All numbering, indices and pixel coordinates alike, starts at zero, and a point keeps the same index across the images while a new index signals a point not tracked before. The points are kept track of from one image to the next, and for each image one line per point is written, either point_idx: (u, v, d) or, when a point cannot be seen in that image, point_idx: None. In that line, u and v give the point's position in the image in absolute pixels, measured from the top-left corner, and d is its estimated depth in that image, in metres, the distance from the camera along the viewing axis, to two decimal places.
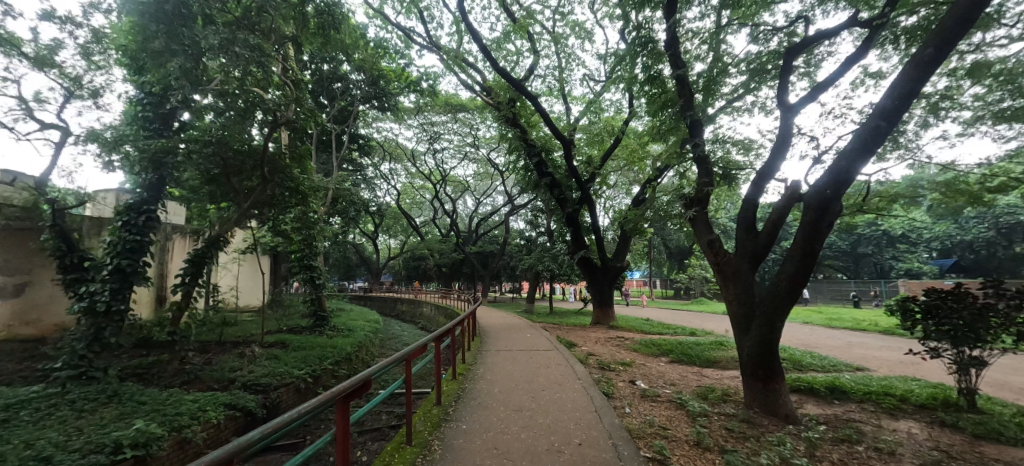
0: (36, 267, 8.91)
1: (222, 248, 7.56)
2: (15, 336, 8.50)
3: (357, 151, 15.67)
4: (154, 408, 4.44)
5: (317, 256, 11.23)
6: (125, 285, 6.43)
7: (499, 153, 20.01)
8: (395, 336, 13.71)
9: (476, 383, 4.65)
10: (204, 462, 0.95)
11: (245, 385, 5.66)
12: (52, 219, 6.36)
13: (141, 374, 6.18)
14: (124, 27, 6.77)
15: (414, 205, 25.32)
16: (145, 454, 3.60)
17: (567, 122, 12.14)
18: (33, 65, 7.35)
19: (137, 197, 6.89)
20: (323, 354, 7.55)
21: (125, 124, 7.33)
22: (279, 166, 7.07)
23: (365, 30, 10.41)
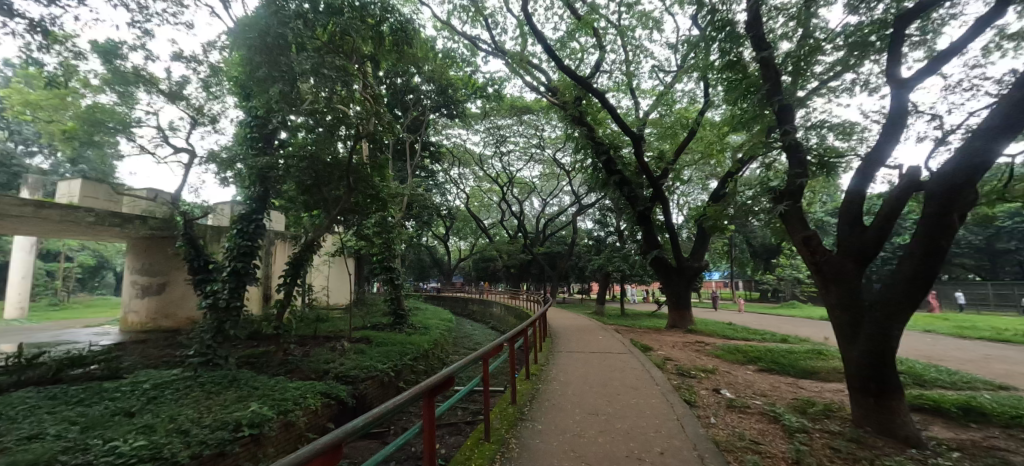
0: (172, 269, 10.60)
1: (316, 252, 8.37)
2: (159, 327, 10.41)
3: (428, 158, 16.47)
4: (264, 393, 5.03)
5: (396, 258, 11.97)
6: (240, 285, 7.38)
7: (565, 153, 19.85)
8: (468, 335, 14.15)
9: (550, 384, 4.62)
10: (325, 441, 1.04)
11: (337, 376, 6.19)
12: (184, 228, 7.47)
13: (253, 362, 7.03)
14: (234, 61, 7.81)
15: (482, 207, 25.98)
16: (257, 433, 4.09)
17: (636, 117, 11.70)
18: (169, 99, 8.75)
19: (248, 207, 7.86)
20: (402, 350, 8.03)
21: (237, 145, 8.41)
22: (362, 175, 7.66)
23: (434, 43, 10.95)
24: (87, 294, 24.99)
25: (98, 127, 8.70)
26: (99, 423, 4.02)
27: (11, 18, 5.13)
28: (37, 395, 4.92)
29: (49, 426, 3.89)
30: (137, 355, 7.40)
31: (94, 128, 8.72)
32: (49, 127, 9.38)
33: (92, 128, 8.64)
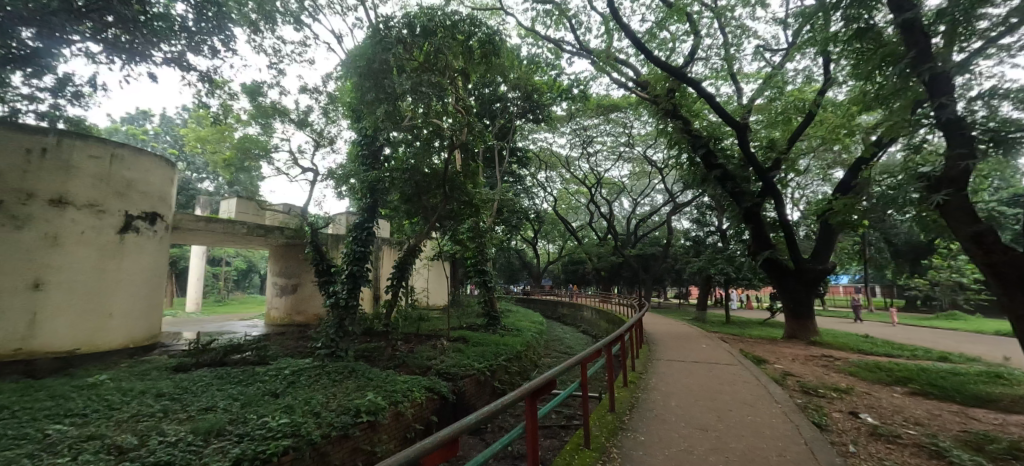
0: (303, 272, 12.24)
1: (418, 256, 9.04)
2: (293, 321, 12.11)
3: (516, 163, 16.83)
4: (378, 385, 5.55)
5: (488, 261, 12.40)
6: (356, 286, 8.29)
7: (657, 149, 18.81)
8: (558, 338, 14.08)
9: (650, 394, 4.38)
10: (444, 435, 1.09)
11: (439, 372, 6.60)
12: (310, 236, 8.60)
13: (368, 355, 7.81)
14: (348, 88, 8.85)
15: (570, 210, 25.76)
16: (372, 420, 4.54)
17: (739, 104, 10.67)
18: (299, 125, 10.21)
19: (361, 217, 8.80)
20: (497, 351, 8.29)
21: (350, 162, 9.46)
22: (457, 183, 8.11)
23: (519, 50, 11.20)
24: (240, 292, 30.09)
25: (247, 154, 10.46)
26: (255, 401, 4.80)
27: (189, 73, 6.90)
28: (209, 375, 6.04)
29: (219, 401, 4.76)
30: (278, 345, 8.69)
31: (245, 155, 10.50)
32: (214, 157, 11.52)
33: (244, 155, 10.42)
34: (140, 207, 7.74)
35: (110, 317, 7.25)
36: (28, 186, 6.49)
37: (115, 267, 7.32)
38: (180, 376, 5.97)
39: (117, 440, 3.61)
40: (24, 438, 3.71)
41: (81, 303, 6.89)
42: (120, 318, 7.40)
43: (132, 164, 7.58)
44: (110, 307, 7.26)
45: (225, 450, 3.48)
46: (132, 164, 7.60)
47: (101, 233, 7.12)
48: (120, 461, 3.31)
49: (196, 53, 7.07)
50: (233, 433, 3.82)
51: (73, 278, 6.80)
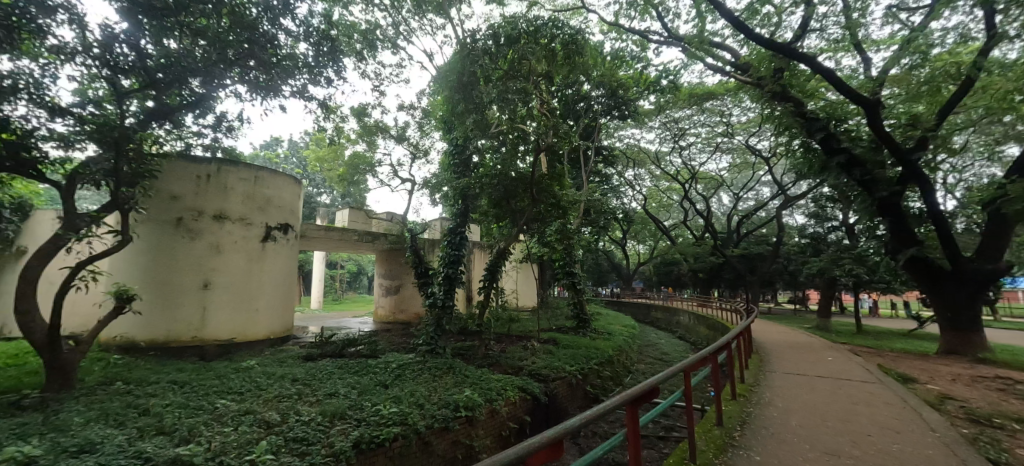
0: (404, 274, 13.36)
1: (507, 258, 9.27)
2: (397, 319, 13.26)
3: (602, 162, 16.42)
4: (474, 382, 5.82)
5: (576, 263, 12.26)
6: (451, 287, 8.81)
7: (762, 136, 16.95)
8: (653, 344, 13.35)
9: (764, 410, 3.95)
10: (551, 437, 1.11)
11: (531, 373, 6.70)
12: (410, 241, 9.33)
13: (464, 353, 8.21)
14: (440, 102, 9.45)
15: (661, 208, 24.41)
16: (470, 416, 4.78)
17: (866, 77, 9.17)
18: (398, 140, 11.16)
19: (454, 223, 9.32)
20: (588, 354, 8.15)
21: (443, 171, 10.06)
22: (543, 186, 8.06)
23: (602, 46, 10.93)
24: (352, 292, 33.63)
25: (356, 170, 11.72)
26: (368, 390, 5.34)
27: (310, 103, 7.95)
28: (331, 365, 6.87)
29: (340, 388, 5.38)
30: (385, 341, 9.56)
31: (355, 170, 11.78)
32: (331, 174, 13.12)
33: (355, 170, 11.70)
34: (276, 219, 9.11)
35: (257, 312, 8.65)
36: (198, 205, 8.00)
37: (259, 270, 8.70)
38: (309, 365, 6.88)
39: (265, 416, 4.28)
40: (201, 409, 4.59)
41: (236, 300, 8.30)
42: (264, 312, 8.78)
43: (269, 183, 8.96)
44: (256, 304, 8.65)
45: (346, 432, 3.93)
46: (269, 183, 8.98)
47: (249, 242, 8.53)
48: (268, 433, 3.93)
49: (316, 84, 8.11)
50: (352, 418, 4.30)
51: (230, 279, 8.24)
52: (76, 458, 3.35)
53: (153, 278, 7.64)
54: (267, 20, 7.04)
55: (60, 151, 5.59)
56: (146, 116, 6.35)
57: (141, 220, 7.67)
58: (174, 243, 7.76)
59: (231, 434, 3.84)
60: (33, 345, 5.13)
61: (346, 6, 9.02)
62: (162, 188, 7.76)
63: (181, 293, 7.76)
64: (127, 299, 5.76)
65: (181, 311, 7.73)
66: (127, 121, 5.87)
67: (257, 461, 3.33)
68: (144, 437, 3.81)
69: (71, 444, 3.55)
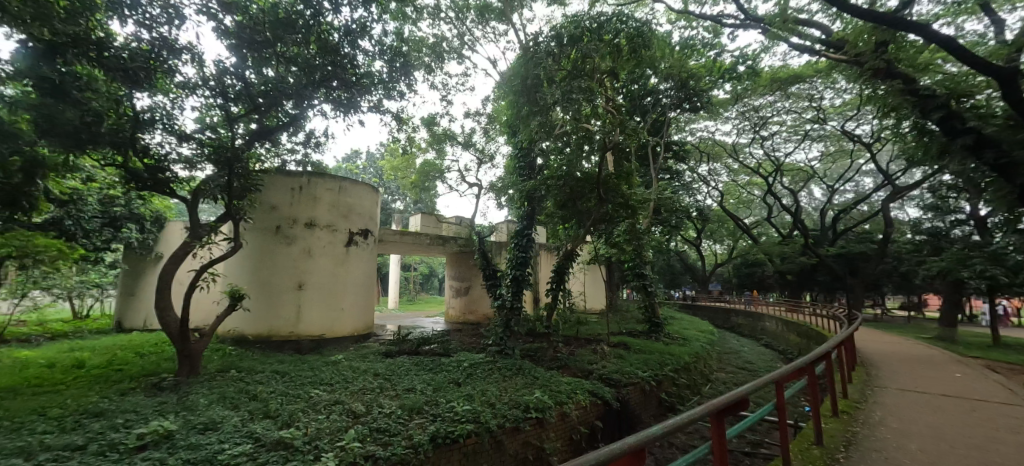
0: (473, 276, 13.78)
1: (574, 260, 9.16)
2: (467, 320, 13.71)
3: (672, 158, 15.63)
4: (543, 384, 5.82)
5: (647, 264, 11.78)
6: (519, 289, 8.96)
7: (861, 120, 15.03)
8: (735, 351, 12.38)
9: (873, 429, 3.49)
10: (631, 445, 1.07)
11: (602, 377, 6.55)
12: (479, 244, 9.60)
13: (533, 354, 8.26)
14: (504, 107, 9.64)
15: (740, 204, 22.62)
16: (540, 417, 4.79)
17: (1000, 42, 7.74)
18: (465, 146, 11.55)
19: (521, 225, 9.45)
20: (662, 360, 7.79)
21: (509, 175, 10.23)
22: (610, 185, 7.86)
23: (670, 37, 10.42)
24: (425, 292, 35.23)
25: (427, 177, 12.33)
26: (443, 387, 5.58)
27: (385, 115, 8.52)
28: (408, 361, 7.27)
29: (417, 384, 5.68)
30: (457, 340, 9.93)
31: (427, 177, 12.38)
32: (405, 181, 13.93)
33: (426, 177, 12.33)
34: (358, 225, 9.85)
35: (343, 310, 9.43)
36: (293, 214, 8.93)
37: (345, 272, 9.48)
38: (388, 361, 7.35)
39: (352, 407, 4.65)
40: (300, 397, 5.11)
41: (326, 299, 9.12)
42: (349, 311, 9.54)
43: (351, 192, 9.73)
44: (343, 303, 9.43)
45: (423, 426, 4.14)
46: (351, 191, 9.75)
47: (335, 246, 9.34)
48: (354, 423, 4.26)
49: (390, 98, 8.65)
50: (428, 413, 4.51)
51: (320, 280, 9.07)
52: (203, 434, 3.90)
53: (258, 279, 8.66)
54: (348, 43, 7.70)
55: (185, 171, 6.52)
56: (251, 137, 7.22)
57: (248, 229, 8.75)
58: (274, 248, 8.74)
59: (323, 421, 4.23)
60: (169, 336, 6.06)
61: (415, 22, 9.55)
62: (265, 200, 8.79)
63: (280, 293, 8.70)
64: (239, 298, 6.59)
65: (281, 309, 8.67)
66: (236, 142, 6.69)
67: (345, 447, 3.62)
68: (254, 420, 4.32)
69: (199, 421, 4.14)
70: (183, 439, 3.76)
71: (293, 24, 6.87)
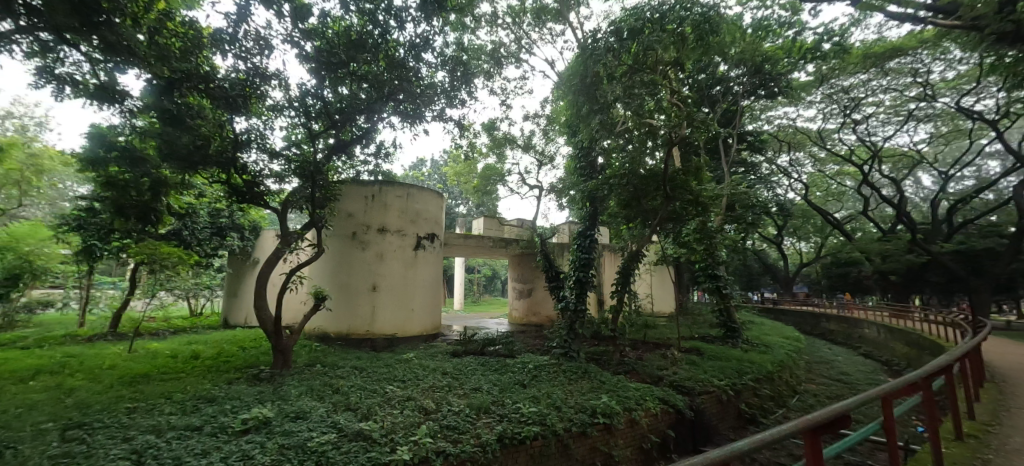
0: (536, 278, 13.81)
1: (640, 261, 8.82)
2: (531, 322, 13.76)
3: (747, 150, 14.49)
4: (611, 389, 5.67)
5: (721, 265, 11.03)
6: (583, 291, 8.84)
7: (984, 94, 12.86)
8: (827, 361, 11.14)
9: (1011, 458, 2.96)
10: (714, 459, 0.99)
11: (673, 384, 6.25)
12: (541, 246, 9.58)
13: (598, 358, 8.08)
14: (563, 108, 9.57)
15: (829, 197, 20.38)
16: (608, 423, 4.66)
17: None
18: (526, 148, 11.62)
19: (583, 226, 9.33)
20: (741, 368, 7.24)
21: (570, 175, 10.12)
22: (678, 182, 7.47)
23: (741, 19, 9.67)
24: (489, 294, 35.92)
25: (489, 181, 12.59)
26: (508, 387, 5.66)
27: (447, 123, 8.85)
28: (475, 361, 7.46)
29: (484, 383, 5.81)
30: (521, 342, 9.99)
31: (488, 181, 12.63)
32: (468, 186, 14.33)
33: (488, 181, 12.59)
34: (425, 230, 10.31)
35: (413, 311, 9.92)
36: (367, 221, 9.58)
37: (414, 274, 9.97)
38: (456, 360, 7.59)
39: (423, 403, 4.86)
40: (376, 392, 5.46)
41: (397, 300, 9.65)
42: (418, 312, 10.01)
43: (418, 198, 10.21)
44: (413, 304, 9.92)
45: (491, 426, 4.22)
46: (419, 197, 10.23)
47: (405, 250, 9.85)
48: (426, 419, 4.45)
49: (453, 107, 8.96)
50: (495, 413, 4.60)
51: (392, 283, 9.61)
52: (294, 422, 4.30)
53: (338, 282, 9.40)
54: (412, 57, 8.11)
55: (275, 185, 7.24)
56: (330, 151, 7.84)
57: (329, 235, 9.53)
58: (351, 253, 9.43)
59: (398, 416, 4.48)
60: (266, 333, 6.76)
61: (474, 31, 9.84)
62: (342, 209, 9.52)
63: (357, 294, 9.36)
64: (322, 299, 7.17)
65: (358, 309, 9.33)
66: (317, 156, 7.33)
67: (418, 442, 3.80)
68: (337, 411, 4.68)
69: (291, 410, 4.57)
70: (278, 425, 4.18)
71: (363, 44, 7.43)
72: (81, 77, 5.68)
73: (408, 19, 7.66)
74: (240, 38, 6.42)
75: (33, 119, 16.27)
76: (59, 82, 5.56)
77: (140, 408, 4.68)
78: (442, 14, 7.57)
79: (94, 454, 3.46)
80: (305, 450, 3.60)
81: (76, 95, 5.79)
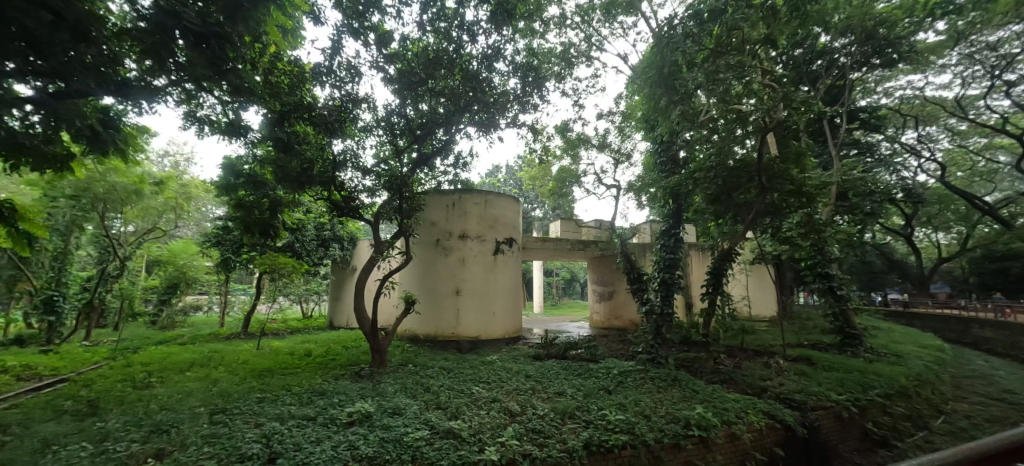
0: (616, 280, 13.37)
1: (733, 260, 8.09)
2: (613, 326, 13.34)
3: (860, 129, 12.61)
4: (705, 399, 5.27)
5: (833, 262, 9.71)
6: (669, 293, 8.37)
7: None
8: (982, 376, 9.22)
9: None
10: None
11: (779, 397, 5.63)
12: (620, 247, 9.25)
13: (690, 365, 7.56)
14: (638, 102, 9.17)
15: (976, 177, 16.90)
16: (704, 436, 4.32)
17: None
18: (600, 147, 11.33)
19: (666, 224, 8.84)
20: (865, 382, 6.28)
21: (648, 172, 9.68)
22: (774, 171, 6.73)
23: None
24: (568, 298, 35.59)
25: (564, 183, 12.48)
26: (593, 393, 5.53)
27: (520, 128, 8.97)
28: (557, 365, 7.43)
29: (567, 388, 5.74)
30: (604, 346, 9.73)
31: (564, 183, 12.54)
32: (543, 189, 14.36)
33: (563, 183, 12.49)
34: (503, 235, 10.54)
35: (495, 315, 10.17)
36: (449, 228, 10.06)
37: (494, 278, 10.23)
38: (538, 363, 7.61)
39: (509, 405, 4.95)
40: (463, 392, 5.69)
41: (479, 303, 9.97)
42: (500, 315, 10.24)
43: (496, 204, 10.48)
44: (494, 308, 10.17)
45: (576, 431, 4.16)
46: (496, 203, 10.50)
47: (484, 255, 10.16)
48: (511, 421, 4.52)
49: (525, 111, 9.05)
50: (580, 418, 4.53)
51: (474, 287, 9.96)
52: (392, 417, 4.64)
53: (425, 286, 9.99)
54: (485, 68, 8.36)
55: (368, 199, 7.91)
56: (414, 164, 8.38)
57: (415, 243, 10.18)
58: (436, 259, 9.97)
59: (485, 416, 4.61)
60: (364, 334, 7.38)
61: (543, 35, 9.88)
62: (426, 218, 10.11)
63: (442, 298, 9.85)
64: (411, 303, 7.65)
65: (444, 313, 9.81)
66: (403, 170, 7.87)
67: (505, 443, 3.88)
68: (429, 409, 4.96)
69: (388, 406, 4.93)
70: (378, 419, 4.53)
71: (439, 62, 7.84)
72: (215, 117, 6.74)
73: (480, 31, 7.93)
74: (335, 69, 7.17)
75: (183, 156, 19.67)
76: (200, 123, 6.66)
77: (267, 398, 5.39)
78: (512, 22, 7.71)
79: (234, 436, 4.05)
80: (402, 444, 3.86)
81: (212, 133, 6.88)
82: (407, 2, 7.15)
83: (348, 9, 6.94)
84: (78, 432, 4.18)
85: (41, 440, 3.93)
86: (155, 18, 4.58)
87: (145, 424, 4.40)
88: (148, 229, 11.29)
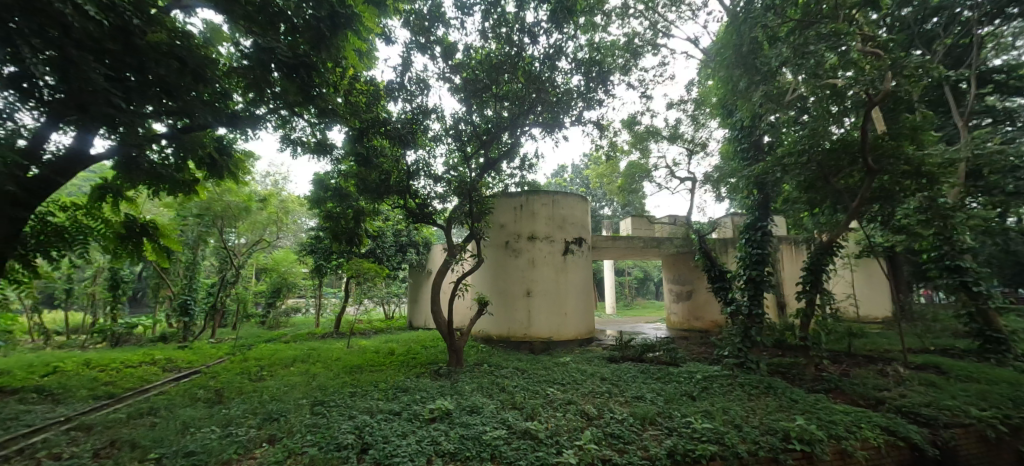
0: (696, 279, 12.56)
1: (835, 255, 7.21)
2: (693, 327, 12.53)
3: (996, 94, 10.55)
4: (807, 409, 4.74)
5: (967, 253, 8.23)
6: (758, 292, 7.70)
7: None
8: None
9: None
10: None
11: (900, 410, 4.89)
12: (699, 243, 8.69)
13: (786, 372, 6.86)
14: (713, 87, 8.56)
15: None
16: (809, 451, 3.87)
17: None
18: (672, 139, 10.75)
19: (752, 217, 8.15)
20: (1019, 397, 5.22)
21: (728, 161, 8.98)
22: (883, 151, 5.88)
23: None
24: (642, 298, 34.14)
25: (634, 178, 12.01)
26: (675, 398, 5.24)
27: (586, 125, 8.81)
28: (634, 368, 7.15)
29: (646, 392, 5.50)
30: (685, 349, 9.16)
31: (633, 179, 12.08)
32: (611, 186, 13.95)
33: (633, 178, 12.04)
34: (572, 234, 10.42)
35: (568, 315, 10.08)
36: (518, 229, 10.17)
37: (565, 279, 10.14)
38: (614, 366, 7.37)
39: (585, 408, 4.85)
40: (539, 393, 5.69)
41: (551, 304, 9.95)
42: (573, 316, 10.13)
43: (564, 204, 10.39)
44: (567, 308, 10.08)
45: (659, 439, 3.96)
46: (564, 203, 10.43)
47: (555, 255, 10.12)
48: (589, 424, 4.43)
49: (590, 107, 8.87)
50: (662, 425, 4.31)
51: (545, 287, 9.96)
52: (471, 415, 4.77)
53: (498, 288, 10.20)
54: (548, 68, 8.35)
55: (440, 204, 8.25)
56: (482, 169, 8.60)
57: (486, 245, 10.45)
58: (507, 261, 10.14)
59: (562, 418, 4.57)
60: (441, 334, 7.70)
61: (606, 28, 9.63)
62: (496, 221, 10.33)
63: (514, 299, 9.99)
64: (484, 304, 7.84)
65: (516, 314, 9.93)
66: (472, 176, 8.11)
67: (583, 447, 3.80)
68: (505, 409, 5.04)
69: (466, 404, 5.09)
70: (458, 417, 4.69)
71: (502, 66, 7.96)
72: (305, 138, 7.48)
73: (541, 32, 7.93)
74: (406, 84, 7.60)
75: (281, 175, 22.15)
76: (294, 145, 7.42)
77: (357, 393, 5.84)
78: (573, 19, 7.61)
79: (331, 427, 4.42)
80: (481, 443, 3.94)
81: (304, 152, 7.62)
82: (469, 12, 7.39)
83: (415, 26, 7.32)
84: (209, 417, 4.85)
85: (183, 422, 4.62)
86: (255, 55, 5.17)
87: (259, 412, 4.99)
88: (255, 240, 12.68)
